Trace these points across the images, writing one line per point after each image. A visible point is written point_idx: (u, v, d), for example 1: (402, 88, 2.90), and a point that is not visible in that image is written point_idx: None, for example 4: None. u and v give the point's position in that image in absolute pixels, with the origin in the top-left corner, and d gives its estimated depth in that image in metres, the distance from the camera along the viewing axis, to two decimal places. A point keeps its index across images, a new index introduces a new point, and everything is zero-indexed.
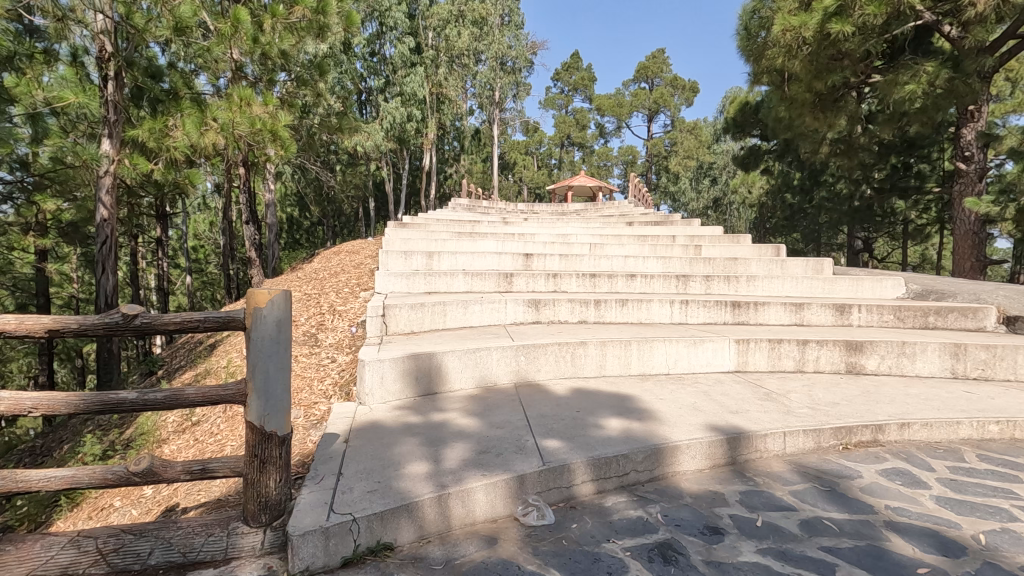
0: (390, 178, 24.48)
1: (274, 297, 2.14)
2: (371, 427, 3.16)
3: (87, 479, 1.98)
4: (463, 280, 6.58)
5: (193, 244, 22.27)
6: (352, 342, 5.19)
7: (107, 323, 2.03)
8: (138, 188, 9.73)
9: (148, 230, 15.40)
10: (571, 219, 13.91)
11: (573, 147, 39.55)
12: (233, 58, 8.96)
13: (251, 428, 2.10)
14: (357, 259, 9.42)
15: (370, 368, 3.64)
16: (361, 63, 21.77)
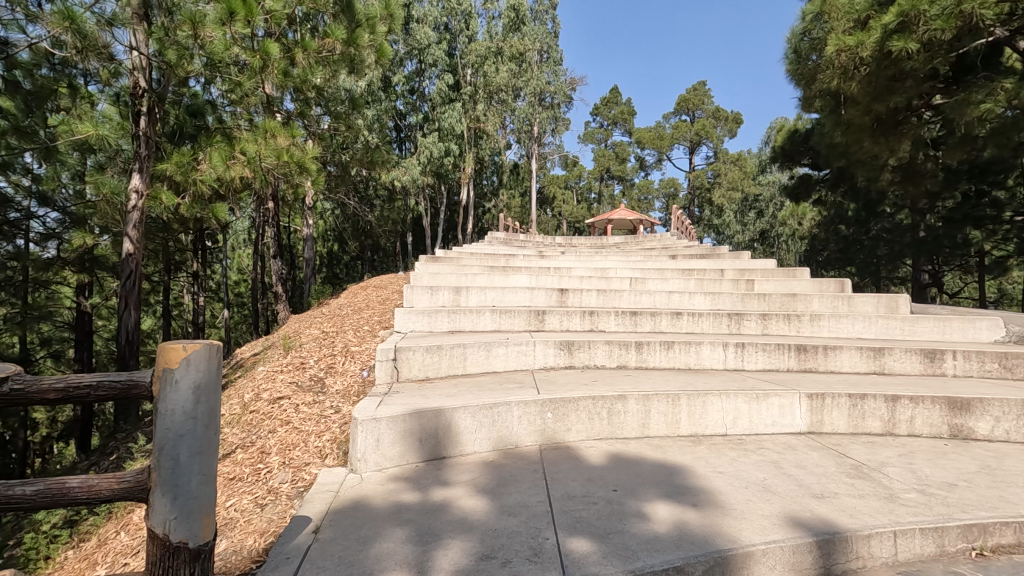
0: (427, 212, 24.48)
1: (193, 354, 1.58)
2: (355, 507, 2.54)
3: None
4: (490, 318, 5.98)
5: (236, 279, 22.62)
6: (361, 390, 4.62)
7: None
8: (170, 223, 9.69)
9: (188, 265, 15.58)
10: (610, 251, 13.22)
11: (613, 180, 39.08)
12: (265, 93, 8.89)
13: (151, 538, 1.58)
14: (383, 295, 8.99)
15: (364, 428, 3.04)
16: (401, 101, 22.08)
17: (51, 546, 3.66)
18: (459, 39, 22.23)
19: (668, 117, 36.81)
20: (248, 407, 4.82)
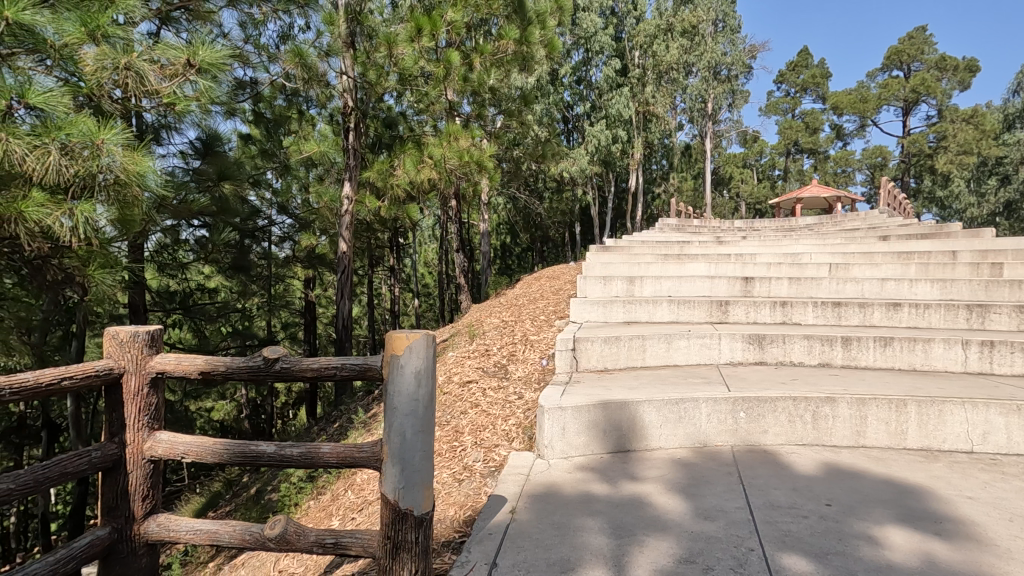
0: (595, 202, 24.40)
1: (414, 342, 1.77)
2: (547, 492, 2.63)
3: (226, 537, 2.03)
4: (667, 309, 5.73)
5: (423, 271, 25.07)
6: (541, 377, 4.78)
7: (252, 366, 2.02)
8: (372, 224, 11.06)
9: (385, 260, 17.68)
10: (802, 234, 11.82)
11: (802, 154, 34.86)
12: (448, 99, 9.63)
13: (386, 503, 1.81)
14: (556, 285, 9.19)
15: (550, 416, 3.13)
16: (568, 92, 22.25)
17: (299, 495, 4.45)
18: (627, 21, 21.60)
19: (873, 74, 31.54)
20: (442, 388, 5.30)
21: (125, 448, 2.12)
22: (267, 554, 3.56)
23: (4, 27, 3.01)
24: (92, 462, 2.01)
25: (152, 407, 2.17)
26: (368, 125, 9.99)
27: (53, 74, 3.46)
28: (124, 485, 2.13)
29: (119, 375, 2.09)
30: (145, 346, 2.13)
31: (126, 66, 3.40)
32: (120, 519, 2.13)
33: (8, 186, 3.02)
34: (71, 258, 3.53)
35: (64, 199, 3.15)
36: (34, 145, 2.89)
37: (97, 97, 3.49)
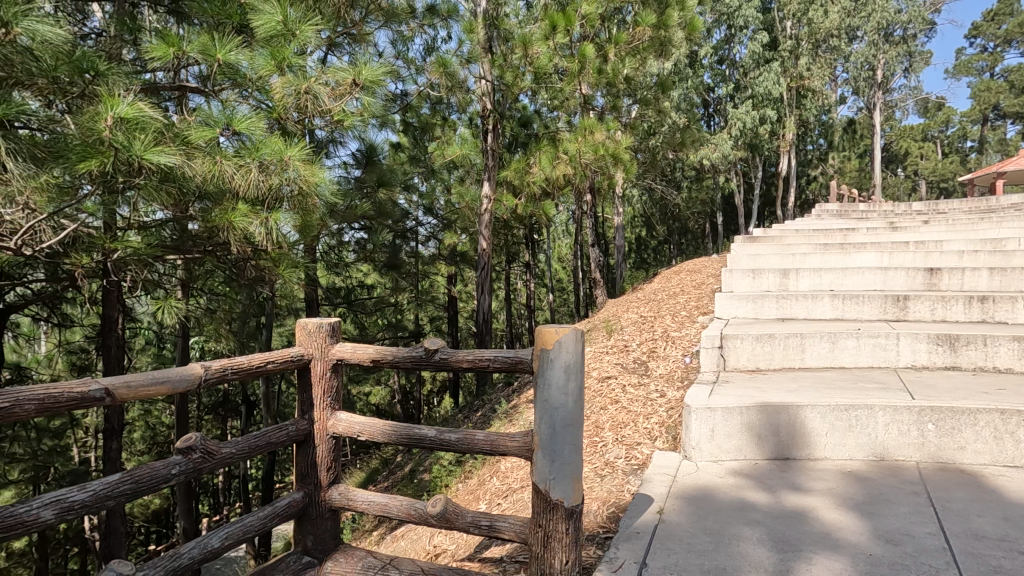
0: (740, 189, 22.70)
1: (563, 338, 1.83)
2: (697, 495, 2.53)
3: (395, 511, 2.24)
4: (830, 305, 5.15)
5: (557, 266, 25.30)
6: (685, 375, 4.57)
7: (414, 356, 2.21)
8: (509, 221, 11.40)
9: (521, 256, 18.14)
10: (1007, 215, 9.86)
11: (1005, 119, 29.12)
12: (582, 93, 9.58)
13: (537, 492, 1.89)
14: (698, 279, 8.71)
15: (698, 417, 3.00)
16: (709, 74, 20.94)
17: (448, 477, 4.76)
18: None
19: None
20: None
21: (313, 425, 2.44)
22: (423, 529, 3.87)
23: (217, 67, 3.61)
24: (289, 435, 2.34)
25: (334, 390, 2.47)
26: (505, 126, 10.32)
27: (250, 103, 4.07)
28: (313, 457, 2.45)
29: (309, 360, 2.41)
30: (327, 336, 2.43)
31: (307, 90, 3.87)
32: (310, 486, 2.46)
33: (223, 200, 3.63)
34: (266, 260, 4.13)
35: (262, 207, 3.69)
36: (240, 164, 3.46)
37: (284, 120, 4.03)
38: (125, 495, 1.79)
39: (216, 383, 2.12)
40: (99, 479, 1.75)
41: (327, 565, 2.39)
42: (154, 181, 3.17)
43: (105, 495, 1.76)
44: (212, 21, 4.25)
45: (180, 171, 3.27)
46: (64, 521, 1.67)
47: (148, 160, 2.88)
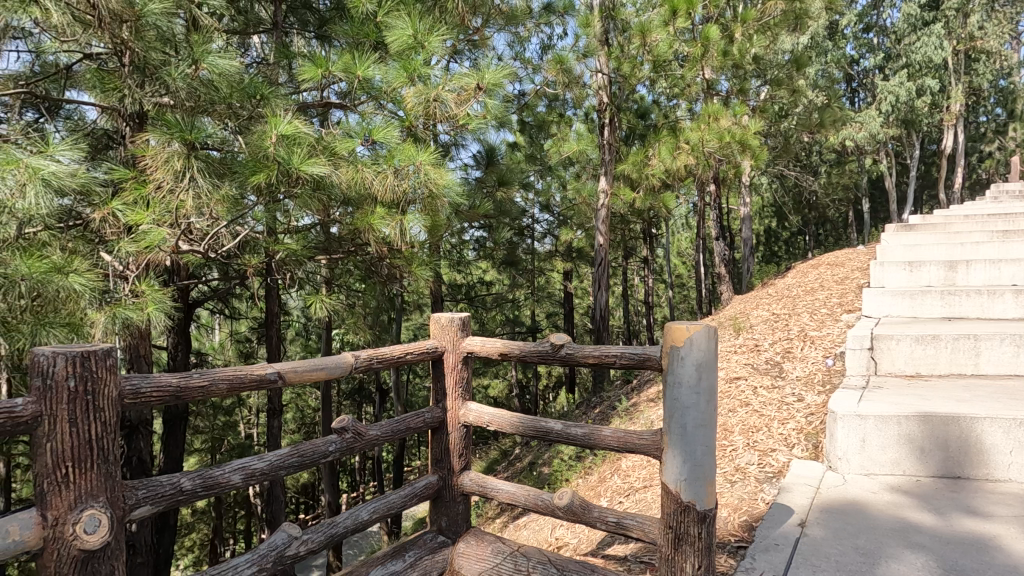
0: (891, 171, 20.13)
1: (696, 334, 1.79)
2: (845, 510, 2.31)
3: (523, 499, 2.35)
4: (1012, 302, 4.40)
5: (677, 261, 24.28)
6: (827, 379, 4.18)
7: (541, 351, 2.28)
8: (627, 215, 11.16)
9: (639, 251, 17.67)
10: None
11: None
12: (705, 78, 9.10)
13: (668, 492, 1.87)
14: (840, 273, 7.89)
15: (845, 424, 2.73)
16: (853, 45, 18.81)
17: (568, 472, 4.80)
18: None
19: None
20: None
21: (446, 413, 2.60)
22: (544, 520, 3.95)
23: (357, 82, 3.94)
24: (426, 421, 2.53)
25: (465, 381, 2.61)
26: (622, 118, 10.11)
27: (386, 113, 4.39)
28: (448, 443, 2.61)
29: (443, 353, 2.58)
30: (458, 330, 2.59)
31: (436, 98, 4.08)
32: (444, 470, 2.63)
33: (363, 205, 3.96)
34: (401, 259, 4.44)
35: (397, 210, 3.98)
36: (378, 170, 3.76)
37: (415, 128, 4.30)
38: (292, 467, 2.03)
39: (364, 370, 2.33)
40: (273, 451, 2.00)
41: (461, 546, 2.55)
42: (308, 190, 3.55)
43: (277, 465, 2.00)
44: (352, 41, 4.65)
45: (329, 180, 3.63)
46: (249, 485, 1.89)
47: (304, 171, 3.23)
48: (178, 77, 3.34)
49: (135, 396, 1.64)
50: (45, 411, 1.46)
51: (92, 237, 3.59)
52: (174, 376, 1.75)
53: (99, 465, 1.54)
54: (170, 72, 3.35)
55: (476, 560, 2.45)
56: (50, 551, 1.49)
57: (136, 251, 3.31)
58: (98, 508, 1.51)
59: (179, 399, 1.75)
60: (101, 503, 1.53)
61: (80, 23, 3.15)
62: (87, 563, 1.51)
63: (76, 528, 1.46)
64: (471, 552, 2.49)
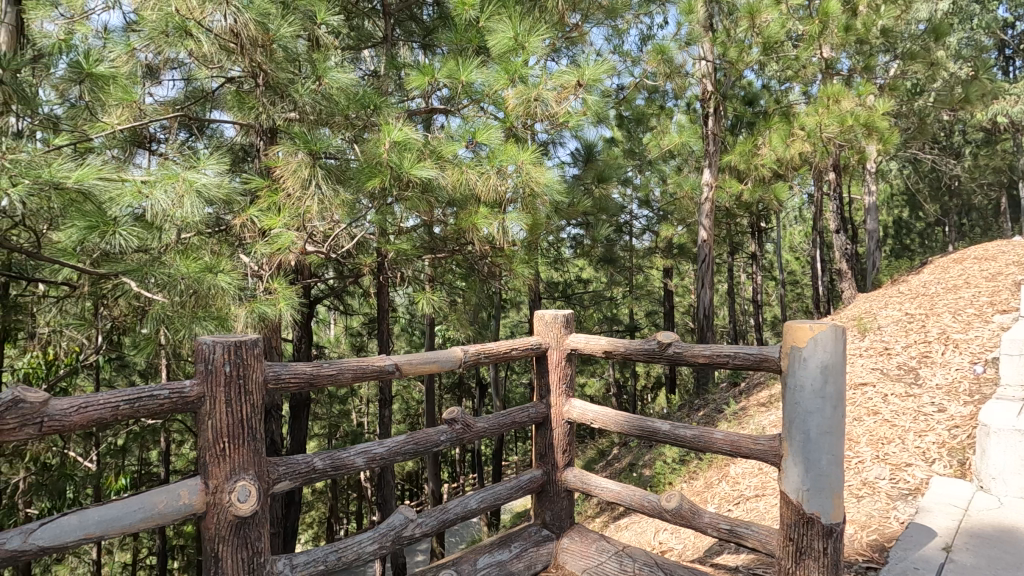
0: None
1: (820, 334, 1.71)
2: (1003, 537, 2.03)
3: (628, 499, 2.40)
4: None
5: (789, 256, 22.58)
6: (975, 389, 3.71)
7: (647, 349, 2.30)
8: (733, 209, 10.57)
9: (746, 246, 16.66)
10: None
11: None
12: (823, 58, 8.37)
13: (787, 501, 1.80)
14: (990, 268, 6.93)
15: (1001, 440, 2.41)
16: (1007, 5, 16.37)
17: (671, 475, 4.65)
18: None
19: None
20: None
21: (550, 409, 2.66)
22: (647, 521, 3.89)
23: (460, 87, 4.09)
24: (530, 416, 2.59)
25: (568, 377, 2.67)
26: (728, 106, 9.58)
27: (488, 116, 4.52)
28: (551, 439, 2.67)
29: (545, 349, 2.65)
30: (563, 327, 2.65)
31: (537, 98, 4.10)
32: (548, 465, 2.67)
33: (467, 206, 4.09)
34: (504, 257, 4.54)
35: (500, 210, 4.08)
36: (482, 171, 3.89)
37: (515, 128, 4.36)
38: (408, 453, 2.17)
39: (472, 365, 2.45)
40: (391, 437, 2.15)
41: (564, 541, 2.61)
42: (417, 193, 3.76)
43: (394, 452, 2.15)
44: (456, 48, 4.83)
45: (435, 183, 3.80)
46: (371, 468, 2.05)
47: (414, 174, 3.40)
48: (304, 93, 3.68)
49: (276, 382, 1.84)
50: (207, 393, 1.68)
51: (233, 240, 4.03)
52: (309, 365, 1.94)
53: (249, 442, 1.75)
54: (298, 88, 3.70)
55: (581, 557, 2.50)
56: (212, 515, 1.71)
57: (269, 252, 3.66)
58: (248, 480, 1.72)
59: (313, 386, 1.93)
60: (250, 475, 1.74)
61: (227, 52, 3.54)
62: (241, 528, 1.73)
63: (233, 496, 1.68)
64: (576, 549, 2.54)
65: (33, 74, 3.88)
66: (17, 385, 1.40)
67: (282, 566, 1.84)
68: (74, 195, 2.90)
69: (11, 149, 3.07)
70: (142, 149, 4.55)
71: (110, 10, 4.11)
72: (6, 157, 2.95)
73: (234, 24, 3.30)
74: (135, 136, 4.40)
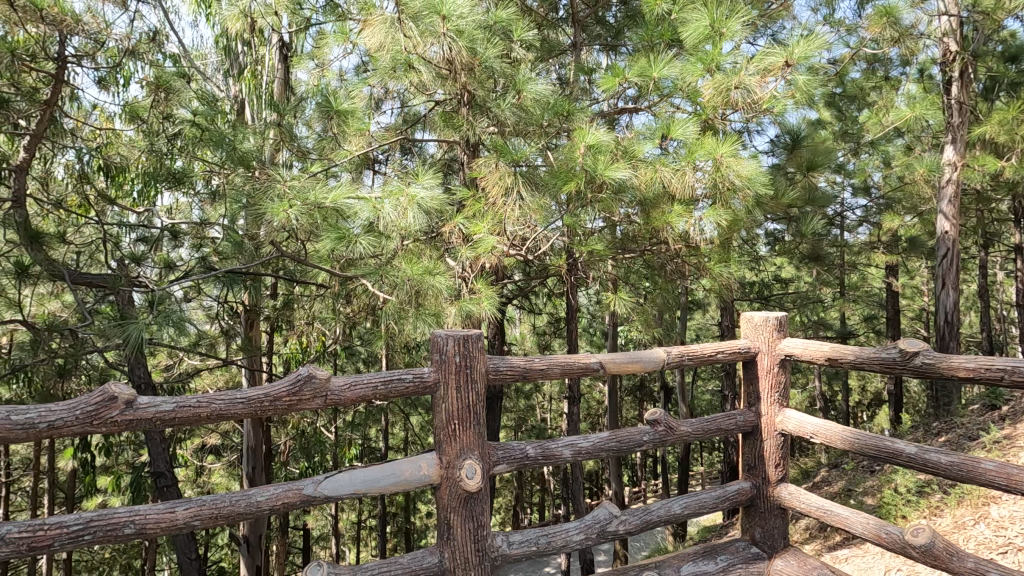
0: None
1: None
2: None
3: (859, 526, 2.27)
4: None
5: None
6: None
7: (886, 358, 2.19)
8: (986, 191, 8.61)
9: (1008, 237, 13.34)
10: None
11: None
12: None
13: None
14: None
15: None
16: None
17: (903, 506, 3.98)
18: None
19: None
20: None
21: (762, 418, 2.75)
22: (874, 551, 3.51)
23: (652, 84, 4.00)
24: (738, 423, 2.73)
25: (782, 385, 2.74)
26: (980, 66, 7.79)
27: (683, 110, 4.35)
28: (761, 449, 2.74)
29: (755, 354, 2.77)
30: (775, 329, 2.75)
31: (737, 85, 3.81)
32: (758, 478, 2.74)
33: (658, 204, 3.99)
34: (699, 257, 4.35)
35: (694, 207, 3.93)
36: (677, 168, 3.74)
37: (711, 120, 4.12)
38: (611, 449, 2.39)
39: (676, 366, 2.65)
40: (595, 433, 2.38)
41: (778, 563, 2.57)
42: (610, 195, 3.79)
43: (598, 447, 2.38)
44: (645, 45, 4.75)
45: (627, 183, 3.82)
46: (577, 460, 2.31)
47: (609, 176, 3.42)
48: (505, 108, 3.96)
49: (496, 373, 2.21)
50: (441, 379, 2.11)
51: (442, 245, 4.51)
52: (520, 359, 2.28)
53: (474, 425, 2.12)
54: (500, 104, 3.99)
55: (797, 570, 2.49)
56: (444, 488, 2.10)
57: (474, 255, 4.00)
58: (473, 460, 2.08)
59: (525, 379, 2.27)
60: (475, 455, 2.11)
61: (440, 78, 3.98)
62: (468, 501, 2.09)
63: (462, 473, 2.05)
64: (792, 570, 2.50)
65: (294, 115, 4.73)
66: (310, 364, 1.96)
67: (501, 541, 2.17)
68: (330, 211, 3.51)
69: (286, 177, 3.79)
70: (370, 170, 5.31)
71: (347, 55, 4.87)
72: (285, 184, 3.68)
73: (448, 52, 3.70)
74: (365, 159, 5.16)
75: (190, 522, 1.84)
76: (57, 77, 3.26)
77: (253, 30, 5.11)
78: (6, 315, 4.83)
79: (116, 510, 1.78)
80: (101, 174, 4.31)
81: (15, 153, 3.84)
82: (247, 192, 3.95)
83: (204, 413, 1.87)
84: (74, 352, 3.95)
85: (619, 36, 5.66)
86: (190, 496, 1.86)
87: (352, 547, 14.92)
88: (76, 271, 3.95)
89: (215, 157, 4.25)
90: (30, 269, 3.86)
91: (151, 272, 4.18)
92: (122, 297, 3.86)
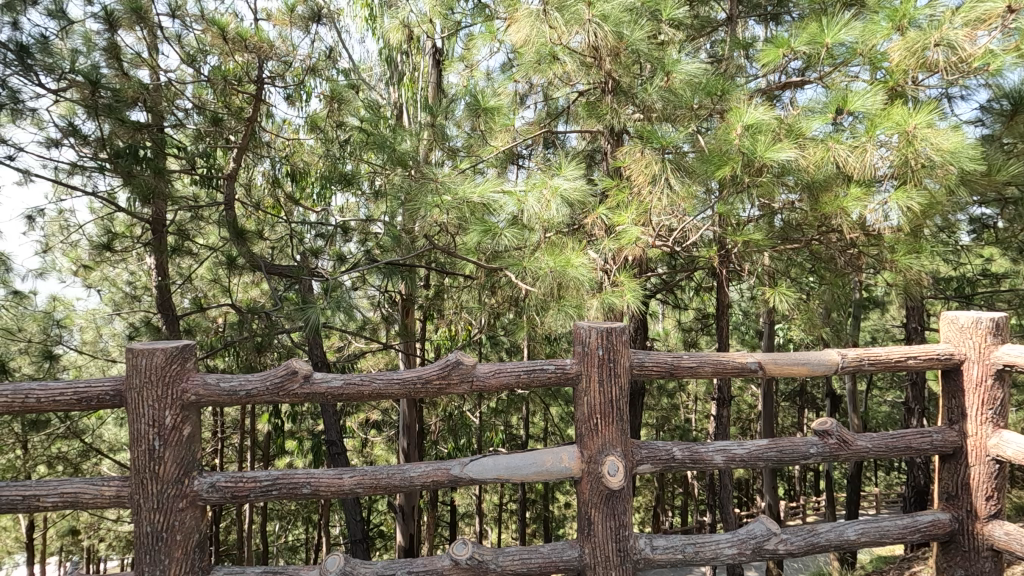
0: None
1: None
2: None
3: None
4: None
5: None
6: None
7: None
8: None
9: None
10: None
11: None
12: None
13: None
14: None
15: None
16: None
17: None
18: None
19: None
20: None
21: (967, 440, 2.31)
22: None
23: (824, 52, 3.53)
24: (934, 443, 2.32)
25: (997, 403, 2.27)
26: None
27: (862, 78, 3.77)
28: (965, 477, 2.32)
29: (961, 361, 2.34)
30: (989, 333, 2.29)
31: (937, 43, 3.18)
32: (961, 510, 2.32)
33: (830, 187, 3.53)
34: (880, 247, 3.77)
35: (875, 190, 3.42)
36: (855, 145, 3.29)
37: (900, 88, 3.53)
38: (772, 459, 2.17)
39: (853, 370, 2.33)
40: (752, 440, 2.18)
41: None
42: (772, 178, 3.44)
43: (756, 455, 2.17)
44: (816, 9, 4.21)
45: (792, 165, 3.44)
46: (730, 467, 2.14)
47: (769, 158, 3.11)
48: (653, 91, 3.78)
49: (641, 368, 2.14)
50: (584, 371, 2.09)
51: (585, 236, 4.46)
52: (668, 355, 2.18)
53: (616, 421, 2.07)
54: (647, 88, 3.83)
55: None
56: (586, 481, 2.07)
57: (617, 247, 3.91)
58: (616, 456, 2.03)
59: (673, 375, 2.17)
60: (618, 452, 2.05)
61: (584, 66, 3.93)
62: (609, 498, 2.04)
63: (605, 469, 2.02)
64: None
65: (446, 116, 4.99)
66: (458, 351, 2.05)
67: (644, 544, 2.10)
68: (477, 205, 3.67)
69: (438, 175, 4.06)
70: (514, 165, 5.41)
71: (493, 54, 5.04)
72: (437, 182, 3.95)
73: (592, 40, 3.63)
74: (510, 155, 5.28)
75: (353, 489, 2.03)
76: (257, 96, 3.82)
77: (410, 39, 5.49)
78: (221, 299, 5.83)
79: (296, 472, 2.04)
80: (289, 179, 4.96)
81: (228, 163, 4.59)
82: (405, 189, 4.28)
83: (367, 390, 2.06)
84: (269, 331, 4.62)
85: (783, 3, 5.12)
86: (354, 466, 2.06)
87: (495, 527, 15.64)
88: (270, 263, 4.61)
89: (378, 159, 4.66)
90: (238, 260, 4.60)
91: (327, 263, 4.74)
92: (304, 285, 4.43)
